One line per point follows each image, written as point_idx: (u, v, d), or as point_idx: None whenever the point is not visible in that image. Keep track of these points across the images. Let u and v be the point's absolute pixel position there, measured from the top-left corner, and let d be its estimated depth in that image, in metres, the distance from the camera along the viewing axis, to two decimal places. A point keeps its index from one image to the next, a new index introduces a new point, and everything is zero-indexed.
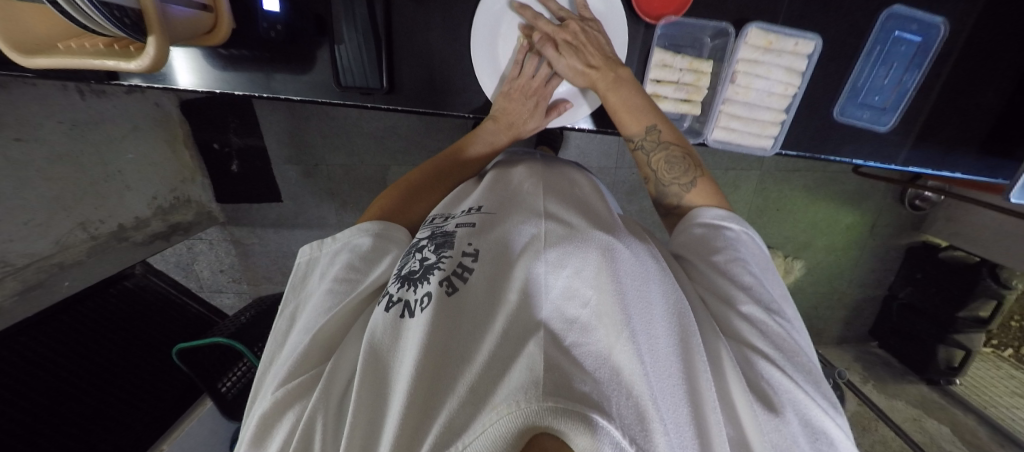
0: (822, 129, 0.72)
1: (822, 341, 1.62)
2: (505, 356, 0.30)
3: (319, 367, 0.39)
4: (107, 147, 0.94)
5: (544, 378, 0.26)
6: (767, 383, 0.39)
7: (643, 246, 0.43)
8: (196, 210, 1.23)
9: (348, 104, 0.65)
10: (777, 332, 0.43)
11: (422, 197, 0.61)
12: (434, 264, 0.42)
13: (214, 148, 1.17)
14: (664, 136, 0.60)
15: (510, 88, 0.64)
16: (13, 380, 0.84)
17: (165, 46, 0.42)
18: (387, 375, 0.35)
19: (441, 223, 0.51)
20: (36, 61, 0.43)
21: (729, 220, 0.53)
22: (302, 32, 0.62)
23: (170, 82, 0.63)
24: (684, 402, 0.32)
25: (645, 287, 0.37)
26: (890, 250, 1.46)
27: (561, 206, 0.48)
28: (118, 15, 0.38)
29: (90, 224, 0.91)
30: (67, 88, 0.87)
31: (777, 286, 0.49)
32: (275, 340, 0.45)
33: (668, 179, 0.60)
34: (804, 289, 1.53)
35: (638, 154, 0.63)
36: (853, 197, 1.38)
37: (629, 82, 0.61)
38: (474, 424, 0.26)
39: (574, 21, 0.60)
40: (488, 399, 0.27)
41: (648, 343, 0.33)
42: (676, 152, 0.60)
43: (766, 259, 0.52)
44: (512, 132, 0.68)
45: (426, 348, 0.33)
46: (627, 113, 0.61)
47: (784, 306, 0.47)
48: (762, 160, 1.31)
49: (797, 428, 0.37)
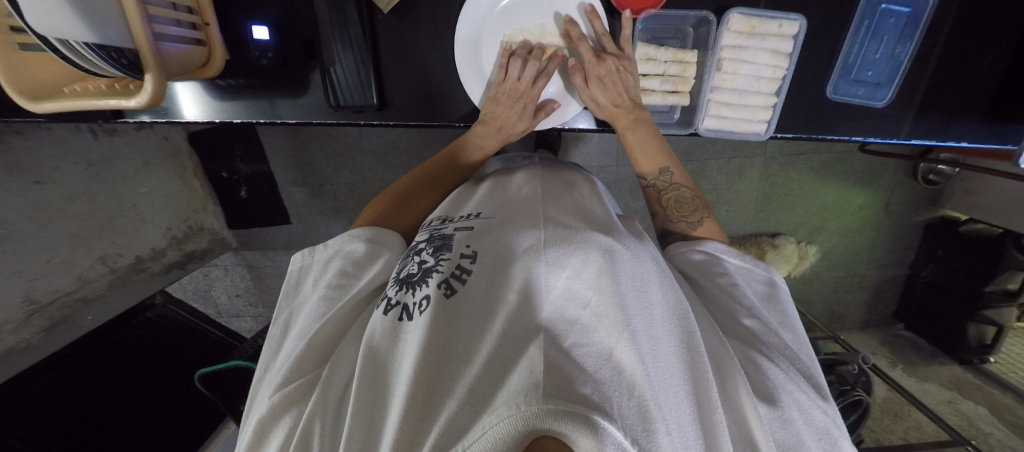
0: (818, 109, 0.71)
1: (844, 327, 1.57)
2: (505, 357, 0.31)
3: (311, 373, 0.39)
4: (121, 182, 0.98)
5: (545, 379, 0.26)
6: (772, 380, 0.39)
7: (642, 246, 0.43)
8: (209, 237, 1.26)
9: (343, 122, 0.67)
10: (776, 338, 0.43)
11: (417, 202, 0.62)
12: (432, 267, 0.43)
13: (223, 176, 1.22)
14: (677, 178, 0.62)
15: (497, 94, 0.65)
16: (44, 413, 0.87)
17: (162, 82, 0.44)
18: (386, 377, 0.35)
19: (439, 226, 0.52)
20: (44, 106, 0.45)
21: (729, 255, 0.51)
22: (294, 57, 0.63)
23: (174, 115, 0.66)
24: (686, 403, 0.31)
25: (645, 288, 0.37)
26: (907, 227, 1.42)
27: (559, 207, 0.48)
28: (115, 56, 0.42)
29: (109, 258, 0.94)
30: (81, 129, 0.92)
31: (779, 315, 0.48)
32: (271, 349, 0.46)
33: (676, 216, 0.60)
34: (821, 274, 1.49)
35: (648, 190, 0.64)
36: (864, 176, 1.35)
37: (647, 124, 0.64)
38: (474, 427, 0.26)
39: (612, 58, 0.62)
40: (489, 402, 0.27)
41: (649, 343, 0.32)
42: (687, 194, 0.61)
43: (773, 281, 0.50)
44: (502, 135, 0.68)
45: (426, 349, 0.33)
46: (641, 151, 0.63)
47: (782, 331, 0.46)
48: (765, 145, 1.29)
49: (799, 421, 0.38)
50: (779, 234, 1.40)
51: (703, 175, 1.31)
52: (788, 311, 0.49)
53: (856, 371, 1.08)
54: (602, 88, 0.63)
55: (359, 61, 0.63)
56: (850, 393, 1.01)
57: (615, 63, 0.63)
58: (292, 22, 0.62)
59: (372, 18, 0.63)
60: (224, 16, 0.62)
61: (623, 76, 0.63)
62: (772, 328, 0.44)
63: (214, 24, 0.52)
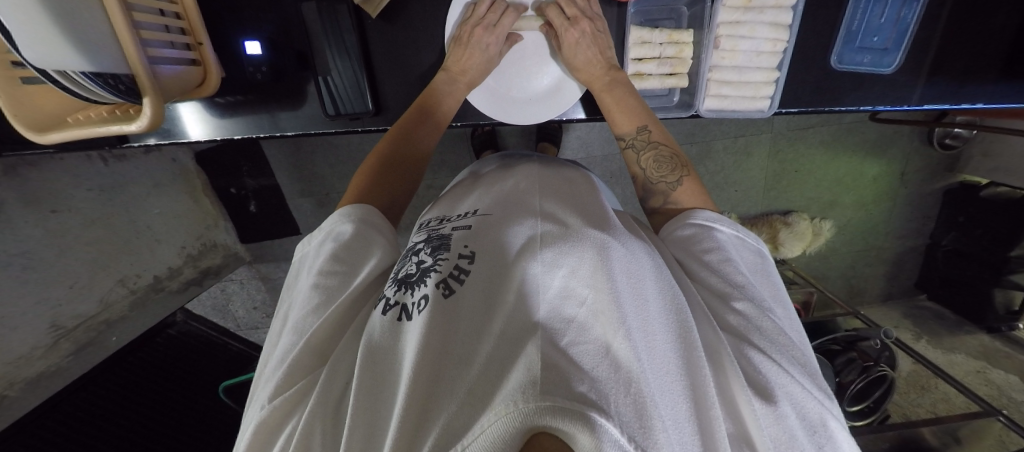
0: (823, 81, 0.69)
1: (864, 301, 1.53)
2: (505, 356, 0.31)
3: (309, 376, 0.40)
4: (134, 205, 1.00)
5: (542, 378, 0.26)
6: (762, 374, 0.38)
7: (638, 242, 0.43)
8: (223, 253, 1.29)
9: (342, 130, 0.67)
10: (768, 325, 0.42)
11: (394, 173, 0.60)
12: (430, 267, 0.43)
13: (232, 192, 1.25)
14: (655, 136, 0.61)
15: (459, 37, 0.63)
16: (87, 433, 0.92)
17: (160, 105, 0.45)
18: (385, 378, 0.35)
19: (437, 226, 0.53)
20: (52, 137, 0.46)
21: (720, 223, 0.52)
22: (287, 68, 0.63)
23: (179, 135, 0.67)
24: (683, 399, 0.31)
25: (640, 283, 0.37)
26: (925, 195, 1.38)
27: (555, 204, 0.48)
28: (112, 82, 0.43)
29: (128, 280, 0.96)
30: (91, 157, 0.94)
31: (771, 288, 0.48)
32: (270, 342, 0.47)
33: (655, 177, 0.59)
34: (838, 249, 1.45)
35: (628, 153, 0.63)
36: (876, 146, 1.31)
37: (626, 86, 0.63)
38: (474, 426, 0.26)
39: (584, 19, 0.62)
40: (488, 401, 0.27)
41: (645, 340, 0.32)
42: (665, 152, 0.60)
43: (761, 253, 0.51)
44: (467, 81, 0.64)
45: (425, 348, 0.33)
46: (620, 112, 0.63)
47: (775, 306, 0.46)
48: (771, 122, 1.27)
49: (793, 416, 0.36)
50: (791, 212, 1.38)
51: (710, 158, 1.30)
52: (777, 286, 0.49)
53: (878, 346, 1.06)
54: (578, 53, 0.63)
55: (354, 69, 0.63)
56: (873, 370, 1.00)
57: (587, 26, 0.62)
58: (283, 35, 0.62)
59: (361, 23, 0.63)
60: (216, 32, 0.62)
61: (597, 37, 0.63)
62: (764, 308, 0.44)
63: (207, 44, 0.52)
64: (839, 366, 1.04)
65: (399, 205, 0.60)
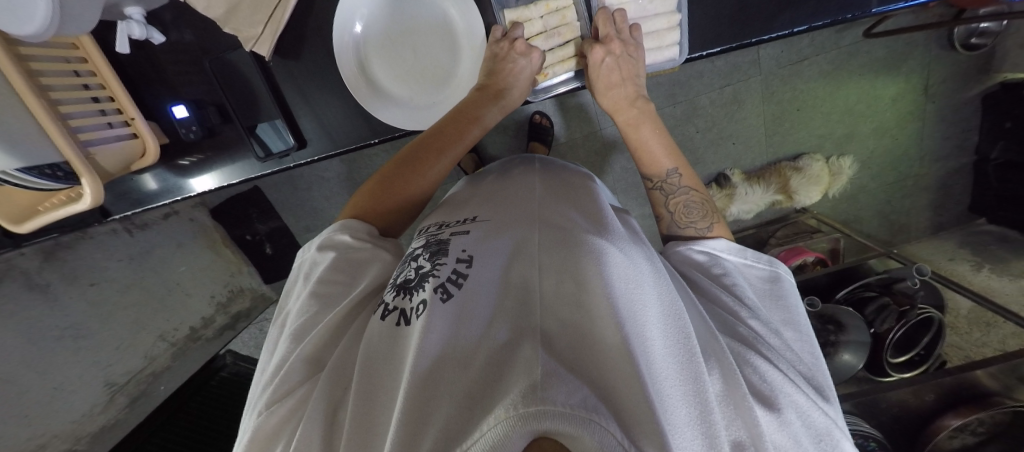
0: (744, 13, 0.65)
1: (910, 238, 1.36)
2: (501, 362, 0.27)
3: (296, 389, 0.37)
4: (163, 267, 1.11)
5: (543, 382, 0.23)
6: (767, 381, 0.36)
7: (641, 250, 0.40)
8: (251, 297, 1.36)
9: (275, 170, 0.68)
10: (778, 343, 0.40)
11: (399, 186, 0.57)
12: (429, 272, 0.39)
13: (248, 238, 1.30)
14: (686, 180, 0.58)
15: (496, 53, 0.63)
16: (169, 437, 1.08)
17: (100, 183, 0.50)
18: (384, 382, 0.32)
19: (435, 232, 0.47)
20: (25, 227, 0.54)
21: (728, 252, 0.49)
22: (213, 123, 0.65)
23: (185, 189, 0.68)
24: (687, 405, 0.27)
25: (638, 288, 0.34)
26: (958, 107, 1.21)
27: (556, 208, 0.44)
28: (49, 171, 0.50)
29: (167, 334, 1.09)
30: (117, 231, 1.04)
31: (785, 314, 0.44)
32: (268, 350, 0.47)
33: (684, 221, 0.56)
34: (867, 185, 1.31)
35: (655, 193, 0.60)
36: (888, 63, 1.16)
37: (654, 121, 0.62)
38: (473, 431, 0.22)
39: (618, 41, 0.62)
40: (490, 406, 0.23)
41: (642, 343, 0.29)
42: (695, 199, 0.57)
43: (777, 276, 0.46)
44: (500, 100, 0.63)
45: (422, 357, 0.29)
46: (646, 152, 0.61)
47: (784, 331, 0.43)
48: (758, 62, 1.16)
49: (796, 422, 0.35)
50: (802, 155, 1.26)
51: (698, 114, 1.21)
52: (796, 312, 0.44)
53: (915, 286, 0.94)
54: (612, 81, 0.63)
55: (274, 110, 0.65)
56: (911, 315, 0.89)
57: (616, 47, 0.62)
58: (200, 93, 0.64)
59: (262, 65, 0.63)
60: (139, 102, 0.64)
61: (628, 59, 0.62)
62: (772, 328, 0.42)
63: (136, 116, 0.56)
64: (869, 317, 0.94)
65: (427, 195, 0.60)
